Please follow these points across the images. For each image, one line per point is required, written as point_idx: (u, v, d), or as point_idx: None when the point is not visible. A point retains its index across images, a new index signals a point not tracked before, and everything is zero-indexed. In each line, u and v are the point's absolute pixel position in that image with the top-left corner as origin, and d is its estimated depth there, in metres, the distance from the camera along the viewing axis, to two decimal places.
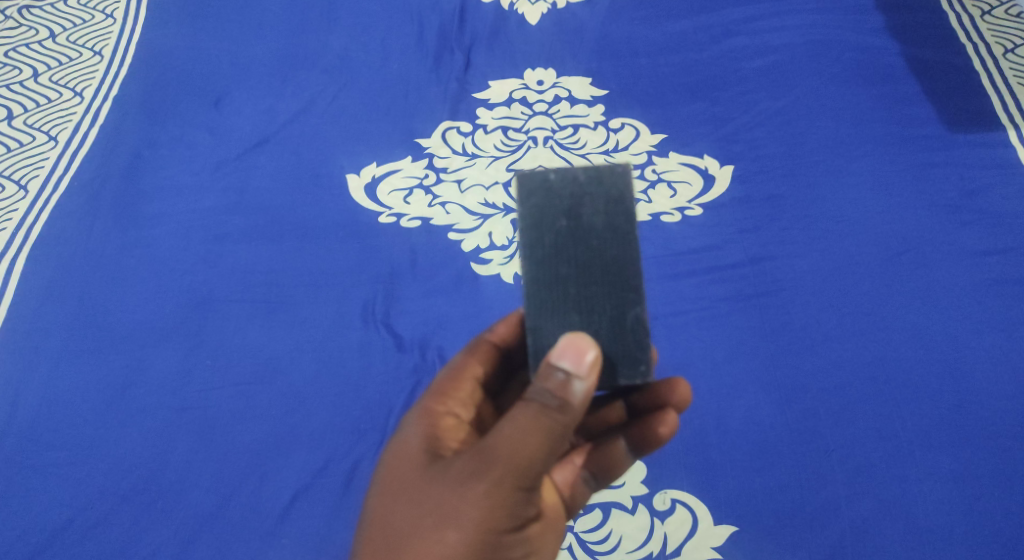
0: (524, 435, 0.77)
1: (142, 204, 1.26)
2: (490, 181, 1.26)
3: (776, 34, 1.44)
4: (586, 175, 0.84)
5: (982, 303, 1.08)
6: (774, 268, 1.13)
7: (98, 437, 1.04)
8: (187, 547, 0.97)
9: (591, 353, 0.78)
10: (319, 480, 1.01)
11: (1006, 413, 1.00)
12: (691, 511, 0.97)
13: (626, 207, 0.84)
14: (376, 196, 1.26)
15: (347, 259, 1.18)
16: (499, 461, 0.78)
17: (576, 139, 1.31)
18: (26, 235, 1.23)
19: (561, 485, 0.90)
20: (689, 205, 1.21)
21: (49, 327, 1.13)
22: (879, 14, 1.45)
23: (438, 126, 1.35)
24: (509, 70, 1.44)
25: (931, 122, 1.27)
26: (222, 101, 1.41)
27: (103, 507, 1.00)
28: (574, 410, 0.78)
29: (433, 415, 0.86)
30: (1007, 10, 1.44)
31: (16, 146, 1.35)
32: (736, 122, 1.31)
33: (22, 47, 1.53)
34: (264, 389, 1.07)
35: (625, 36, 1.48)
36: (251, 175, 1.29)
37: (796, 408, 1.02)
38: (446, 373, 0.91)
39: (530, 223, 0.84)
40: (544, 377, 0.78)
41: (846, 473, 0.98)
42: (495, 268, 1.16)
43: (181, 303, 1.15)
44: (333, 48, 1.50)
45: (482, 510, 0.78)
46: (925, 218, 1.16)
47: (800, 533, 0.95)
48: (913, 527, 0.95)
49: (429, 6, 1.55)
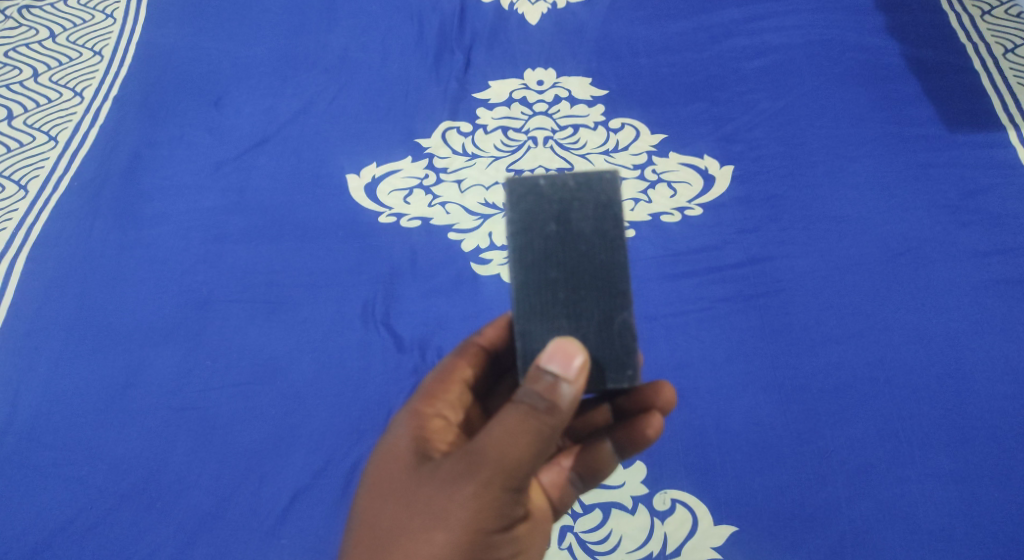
0: (512, 437, 0.77)
1: (142, 204, 1.26)
2: (490, 181, 1.26)
3: (775, 34, 1.44)
4: (575, 181, 0.84)
5: (982, 303, 1.08)
6: (773, 268, 1.13)
7: (98, 437, 1.04)
8: (188, 547, 0.97)
9: (579, 357, 0.78)
10: (319, 481, 1.01)
11: (1006, 413, 1.00)
12: (691, 510, 0.97)
13: (615, 213, 0.84)
14: (376, 196, 1.26)
15: (347, 259, 1.18)
16: (487, 462, 0.78)
17: (576, 139, 1.31)
18: (26, 235, 1.23)
19: (549, 486, 0.89)
20: (688, 205, 1.21)
21: (50, 327, 1.13)
22: (879, 14, 1.45)
23: (438, 126, 1.35)
24: (509, 70, 1.44)
25: (930, 122, 1.27)
26: (223, 101, 1.41)
27: (103, 507, 1.00)
28: (562, 412, 0.77)
29: (422, 417, 0.86)
30: (1007, 11, 1.44)
31: (16, 146, 1.35)
32: (735, 122, 1.31)
33: (22, 46, 1.53)
34: (264, 389, 1.07)
35: (625, 36, 1.48)
36: (251, 175, 1.29)
37: (795, 408, 1.02)
38: (434, 376, 0.91)
39: (520, 228, 0.84)
40: (533, 379, 0.77)
41: (846, 474, 0.98)
42: (495, 268, 1.16)
43: (181, 302, 1.15)
44: (334, 48, 1.50)
45: (470, 512, 0.79)
46: (925, 218, 1.16)
47: (800, 533, 0.95)
48: (913, 528, 0.95)
49: (429, 6, 1.55)
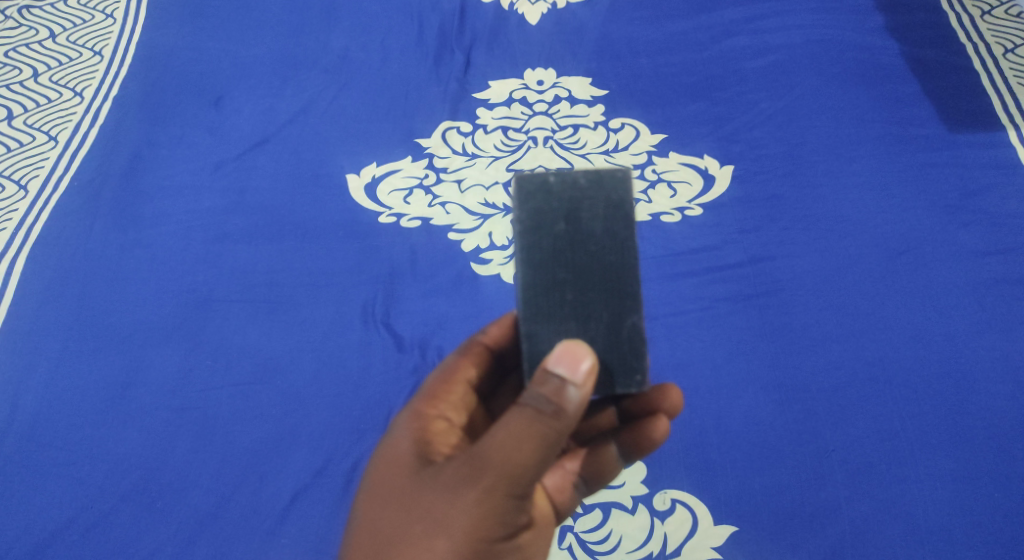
0: (517, 442, 0.77)
1: (142, 204, 1.26)
2: (490, 181, 1.26)
3: (775, 34, 1.44)
4: (586, 179, 0.84)
5: (982, 303, 1.08)
6: (773, 267, 1.13)
7: (98, 437, 1.04)
8: (188, 546, 0.98)
9: (587, 361, 0.78)
10: (320, 480, 1.01)
11: (1006, 412, 1.00)
12: (691, 510, 0.98)
13: (625, 213, 0.84)
14: (376, 196, 1.26)
15: (348, 259, 1.18)
16: (491, 468, 0.78)
17: (576, 139, 1.31)
18: (26, 235, 1.23)
19: (552, 490, 0.89)
20: (688, 205, 1.21)
21: (50, 327, 1.13)
22: (878, 14, 1.45)
23: (438, 126, 1.35)
24: (509, 70, 1.44)
25: (929, 122, 1.27)
26: (222, 101, 1.41)
27: (103, 507, 1.00)
28: (569, 416, 0.77)
29: (423, 418, 0.86)
30: (1007, 11, 1.44)
31: (16, 146, 1.35)
32: (735, 122, 1.31)
33: (22, 46, 1.53)
34: (265, 388, 1.07)
35: (625, 36, 1.48)
36: (250, 175, 1.29)
37: (796, 408, 1.02)
38: (437, 376, 0.91)
39: (529, 227, 0.83)
40: (539, 382, 0.77)
41: (846, 473, 0.98)
42: (495, 268, 1.16)
43: (181, 302, 1.15)
44: (334, 47, 1.50)
45: (472, 519, 0.79)
46: (924, 218, 1.16)
47: (800, 533, 0.95)
48: (914, 527, 0.95)
49: (429, 6, 1.55)
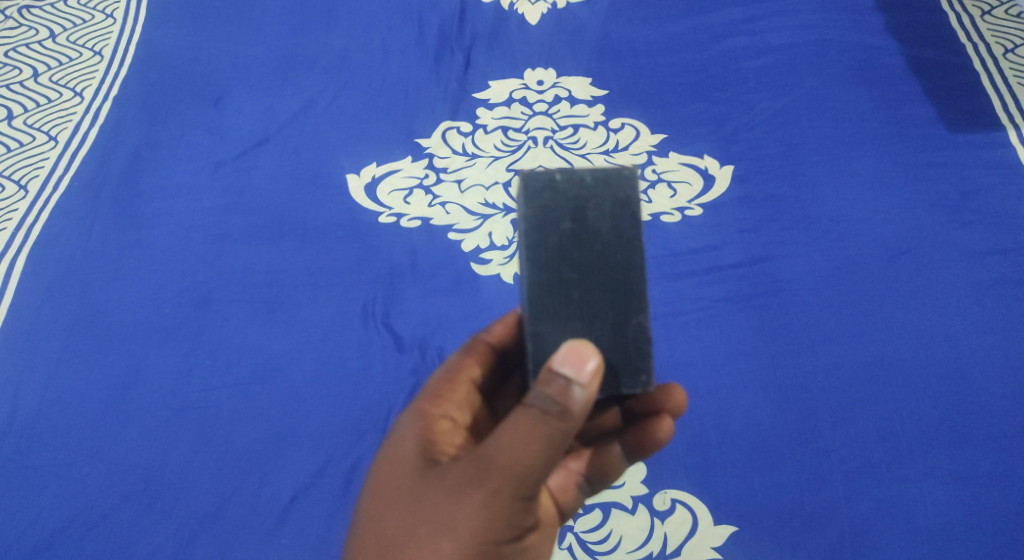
0: (523, 443, 0.77)
1: (142, 204, 1.26)
2: (490, 181, 1.26)
3: (775, 34, 1.44)
4: (593, 178, 0.84)
5: (982, 303, 1.08)
6: (772, 267, 1.13)
7: (98, 437, 1.04)
8: (188, 546, 0.97)
9: (593, 361, 0.78)
10: (320, 480, 1.01)
11: (1005, 412, 1.00)
12: (691, 511, 0.98)
13: (632, 212, 0.83)
14: (376, 196, 1.26)
15: (348, 259, 1.18)
16: (497, 469, 0.77)
17: (576, 139, 1.31)
18: (27, 235, 1.23)
19: (556, 490, 0.88)
20: (688, 205, 1.21)
21: (49, 328, 1.13)
22: (878, 14, 1.45)
23: (438, 126, 1.35)
24: (509, 70, 1.44)
25: (929, 122, 1.27)
26: (222, 101, 1.41)
27: (103, 507, 1.00)
28: (574, 416, 0.77)
29: (428, 418, 0.86)
30: (1007, 11, 1.44)
31: (16, 146, 1.35)
32: (735, 122, 1.31)
33: (22, 46, 1.53)
34: (265, 388, 1.07)
35: (626, 36, 1.48)
36: (250, 175, 1.29)
37: (795, 408, 1.02)
38: (441, 375, 0.91)
39: (535, 224, 0.83)
40: (545, 382, 0.77)
41: (846, 473, 0.98)
42: (495, 268, 1.16)
43: (181, 302, 1.15)
44: (334, 47, 1.50)
45: (478, 521, 0.79)
46: (924, 218, 1.16)
47: (800, 533, 0.95)
48: (913, 527, 0.95)
49: (429, 6, 1.55)
